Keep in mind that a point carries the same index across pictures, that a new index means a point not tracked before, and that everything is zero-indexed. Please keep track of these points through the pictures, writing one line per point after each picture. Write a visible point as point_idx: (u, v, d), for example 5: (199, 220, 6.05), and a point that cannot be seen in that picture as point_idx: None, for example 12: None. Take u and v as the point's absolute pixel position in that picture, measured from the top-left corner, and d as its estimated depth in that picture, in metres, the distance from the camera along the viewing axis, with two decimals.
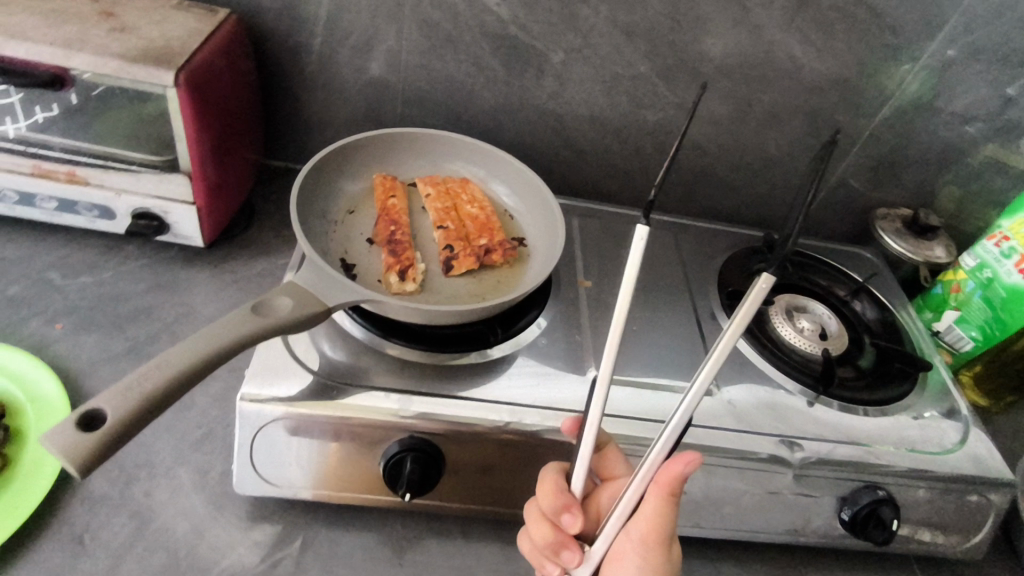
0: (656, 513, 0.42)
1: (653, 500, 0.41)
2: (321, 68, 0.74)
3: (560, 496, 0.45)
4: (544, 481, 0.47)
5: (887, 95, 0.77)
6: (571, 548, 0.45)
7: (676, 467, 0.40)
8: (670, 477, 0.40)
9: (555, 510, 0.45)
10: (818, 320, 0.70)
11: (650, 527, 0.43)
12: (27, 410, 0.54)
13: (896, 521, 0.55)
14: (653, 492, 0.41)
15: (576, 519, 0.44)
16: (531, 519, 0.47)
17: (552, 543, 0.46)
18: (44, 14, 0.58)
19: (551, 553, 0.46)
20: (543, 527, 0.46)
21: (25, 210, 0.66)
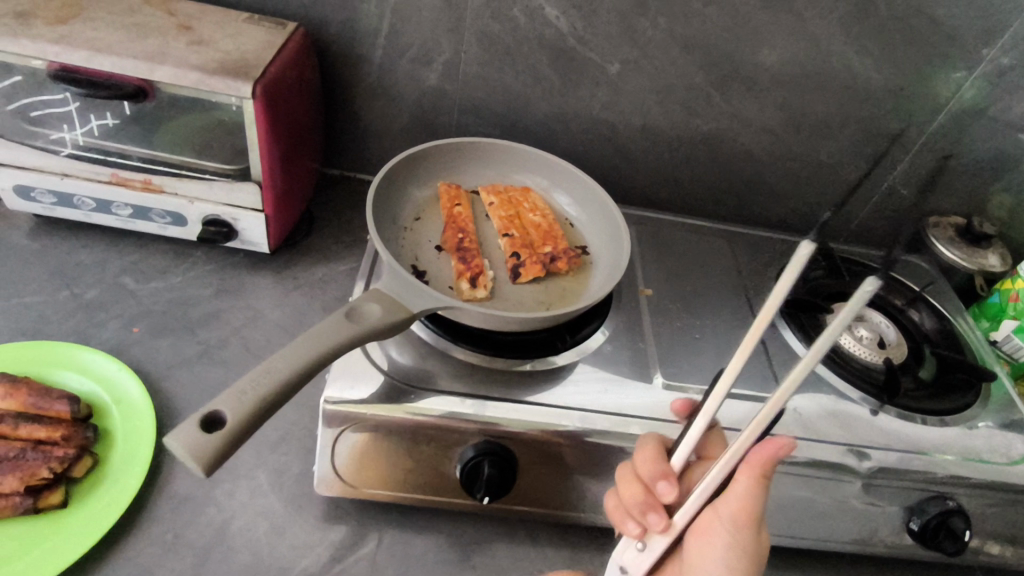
0: (747, 491, 0.42)
1: (747, 475, 0.42)
2: (380, 79, 0.75)
3: (660, 464, 0.46)
4: (646, 449, 0.48)
5: (942, 103, 0.76)
6: (657, 512, 0.44)
7: (772, 449, 0.41)
8: (761, 458, 0.41)
9: (652, 475, 0.45)
10: (876, 329, 0.70)
11: (742, 505, 0.43)
12: (113, 410, 0.56)
13: (967, 532, 0.55)
14: (747, 469, 0.41)
15: (672, 488, 0.43)
16: (625, 480, 0.48)
17: (638, 502, 0.45)
18: (126, 28, 0.60)
19: (635, 512, 0.45)
20: (636, 488, 0.47)
21: (101, 216, 0.69)
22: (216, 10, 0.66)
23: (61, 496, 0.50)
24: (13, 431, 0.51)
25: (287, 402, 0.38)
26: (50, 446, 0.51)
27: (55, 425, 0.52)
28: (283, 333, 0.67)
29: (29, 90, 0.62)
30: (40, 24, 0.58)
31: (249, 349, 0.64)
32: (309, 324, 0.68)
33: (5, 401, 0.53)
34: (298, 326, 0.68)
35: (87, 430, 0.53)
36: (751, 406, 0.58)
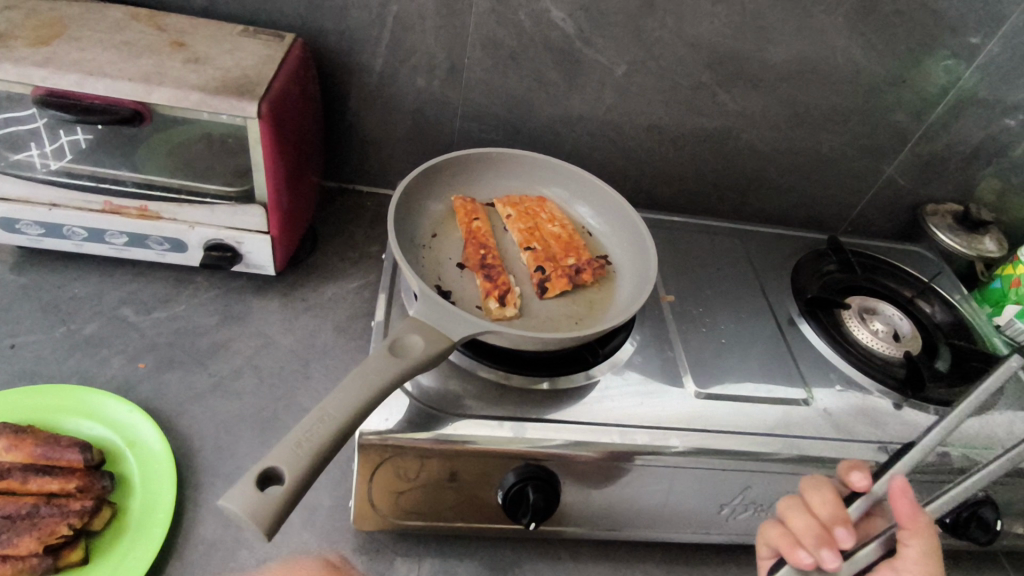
0: (926, 554, 0.43)
1: (919, 537, 0.42)
2: (380, 88, 0.73)
3: (841, 511, 0.46)
4: (824, 492, 0.48)
5: (939, 93, 0.76)
6: (833, 550, 0.44)
7: (902, 498, 0.42)
8: (908, 515, 0.42)
9: (832, 518, 0.46)
10: (890, 322, 0.71)
11: (921, 567, 0.43)
12: (127, 455, 0.53)
13: (997, 519, 0.56)
14: (917, 530, 0.42)
15: (853, 536, 0.44)
16: (792, 512, 0.48)
17: (813, 536, 0.45)
18: (116, 47, 0.57)
19: (810, 545, 0.45)
20: (810, 524, 0.46)
21: (93, 246, 0.65)
22: (207, 22, 0.63)
23: (81, 552, 0.47)
24: (23, 486, 0.48)
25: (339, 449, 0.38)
26: (65, 500, 0.48)
27: (68, 476, 0.49)
28: (297, 359, 0.64)
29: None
30: (22, 46, 0.54)
31: (263, 378, 0.62)
32: (323, 348, 0.66)
33: (9, 453, 0.49)
34: (312, 351, 0.65)
35: (103, 478, 0.50)
36: (783, 410, 0.58)
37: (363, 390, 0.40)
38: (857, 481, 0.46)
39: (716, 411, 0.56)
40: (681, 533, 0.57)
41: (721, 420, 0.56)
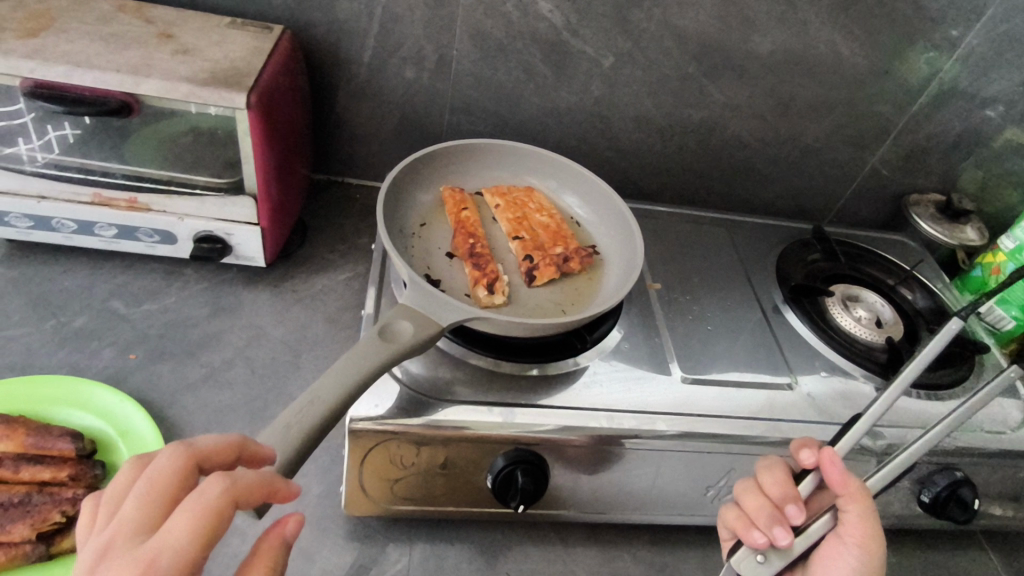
0: (862, 517, 0.44)
1: (855, 502, 0.44)
2: (369, 80, 0.73)
3: (790, 487, 0.46)
4: (773, 470, 0.48)
5: (921, 84, 0.77)
6: (786, 527, 0.44)
7: (830, 465, 0.44)
8: (840, 481, 0.44)
9: (782, 495, 0.46)
10: (873, 309, 0.72)
11: (861, 530, 0.45)
12: (119, 444, 0.54)
13: (976, 499, 0.58)
14: (852, 494, 0.44)
15: (803, 512, 0.44)
16: (745, 493, 0.48)
17: (765, 516, 0.45)
18: (104, 39, 0.57)
19: (762, 523, 0.45)
20: (761, 503, 0.46)
21: (83, 239, 0.65)
22: (196, 14, 0.64)
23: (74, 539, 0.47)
24: (16, 475, 0.49)
25: (331, 430, 0.39)
26: (57, 489, 0.49)
27: (59, 465, 0.50)
28: (288, 350, 0.65)
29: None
30: (10, 38, 0.54)
31: (255, 369, 0.62)
32: (313, 339, 0.66)
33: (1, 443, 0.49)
34: (303, 342, 0.66)
35: (94, 467, 0.51)
36: (767, 395, 0.60)
37: (354, 375, 0.41)
38: (805, 459, 0.46)
39: (701, 396, 0.58)
40: (669, 517, 0.58)
41: (707, 405, 0.57)
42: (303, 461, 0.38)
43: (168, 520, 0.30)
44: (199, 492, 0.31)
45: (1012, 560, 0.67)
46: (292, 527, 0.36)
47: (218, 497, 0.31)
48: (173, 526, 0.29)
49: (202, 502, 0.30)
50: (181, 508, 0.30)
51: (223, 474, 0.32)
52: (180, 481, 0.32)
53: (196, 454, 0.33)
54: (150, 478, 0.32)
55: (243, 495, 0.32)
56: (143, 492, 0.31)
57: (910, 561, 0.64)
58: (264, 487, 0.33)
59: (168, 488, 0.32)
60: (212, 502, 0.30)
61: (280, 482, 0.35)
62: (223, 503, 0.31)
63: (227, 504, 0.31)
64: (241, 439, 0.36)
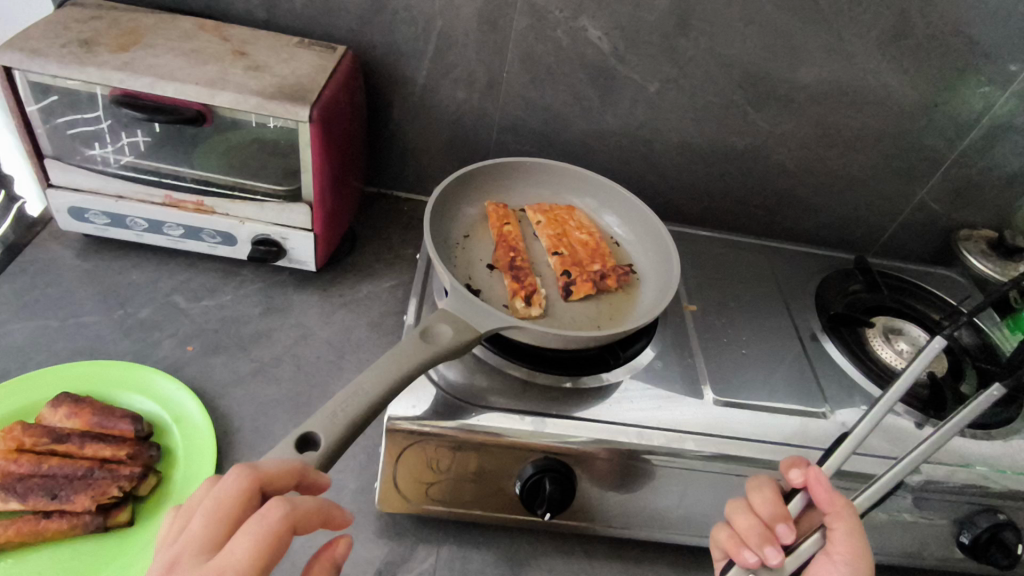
0: (850, 534, 0.44)
1: (841, 519, 0.44)
2: (422, 99, 0.77)
3: (780, 507, 0.46)
4: (763, 490, 0.48)
5: (974, 118, 0.76)
6: (776, 546, 0.44)
7: (818, 483, 0.45)
8: (826, 497, 0.44)
9: (772, 515, 0.46)
10: (915, 342, 0.71)
11: (848, 548, 0.44)
12: (173, 429, 0.57)
13: (1020, 545, 0.56)
14: (837, 511, 0.44)
15: (792, 530, 0.44)
16: (736, 514, 0.48)
17: (755, 535, 0.45)
18: (186, 54, 0.62)
19: (753, 543, 0.45)
20: (752, 522, 0.46)
21: (152, 236, 0.70)
22: (268, 34, 0.69)
23: (129, 514, 0.51)
24: (80, 450, 0.52)
25: (372, 422, 0.42)
26: (115, 465, 0.52)
27: (119, 443, 0.53)
28: (332, 351, 0.68)
29: (65, 108, 0.62)
30: (104, 52, 0.60)
31: (300, 367, 0.65)
32: (356, 342, 0.69)
33: (69, 420, 0.54)
34: (346, 344, 0.69)
35: (150, 448, 0.54)
36: (801, 421, 0.59)
37: (396, 372, 0.44)
38: (795, 479, 0.46)
39: (734, 419, 0.58)
40: (695, 538, 0.58)
41: (739, 428, 0.57)
42: (346, 449, 0.40)
43: (232, 540, 0.32)
44: (261, 516, 0.33)
45: None
46: (342, 550, 0.39)
47: (277, 522, 0.33)
48: (236, 547, 0.32)
49: (263, 526, 0.33)
50: (243, 529, 0.33)
51: (283, 499, 0.34)
52: (243, 503, 0.34)
53: (258, 476, 0.36)
54: (218, 498, 0.34)
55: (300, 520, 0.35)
56: (211, 511, 0.34)
57: None
58: (317, 515, 0.36)
59: (231, 509, 0.34)
60: (274, 526, 0.33)
61: (333, 511, 0.38)
62: (282, 528, 0.34)
63: (285, 530, 0.34)
64: (302, 464, 0.38)
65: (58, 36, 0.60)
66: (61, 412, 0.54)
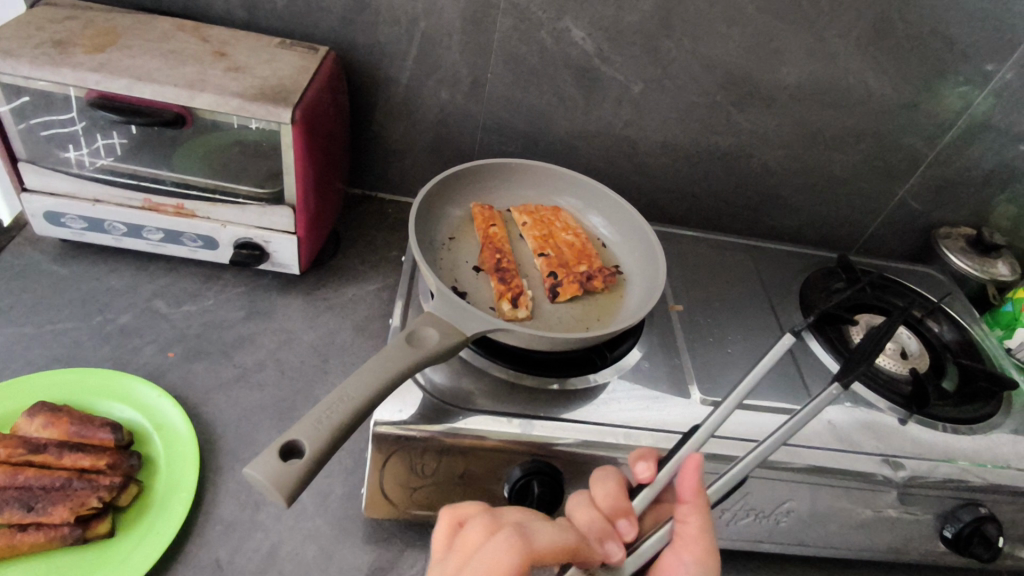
0: (700, 529, 0.44)
1: (696, 510, 0.43)
2: (406, 100, 0.76)
3: (622, 501, 0.45)
4: (606, 482, 0.47)
5: (952, 118, 0.77)
6: (618, 543, 0.43)
7: (687, 471, 0.44)
8: (690, 488, 0.44)
9: (613, 508, 0.45)
10: (898, 340, 0.72)
11: (696, 544, 0.44)
12: (154, 437, 0.56)
13: (999, 536, 0.57)
14: (694, 503, 0.43)
15: (633, 526, 0.44)
16: (575, 508, 0.46)
17: (595, 531, 0.44)
18: (164, 55, 0.61)
19: (590, 540, 0.43)
20: (592, 517, 0.45)
21: (131, 241, 0.69)
22: (248, 34, 0.68)
23: (109, 525, 0.49)
24: (58, 460, 0.51)
25: (357, 429, 0.41)
26: (95, 476, 0.51)
27: (99, 453, 0.52)
28: (316, 355, 0.67)
29: (38, 110, 0.61)
30: (79, 53, 0.59)
31: (284, 371, 0.65)
32: (341, 345, 0.68)
33: (47, 429, 0.52)
34: (331, 348, 0.68)
35: (131, 457, 0.53)
36: (786, 419, 0.60)
37: (380, 376, 0.43)
38: (640, 471, 0.46)
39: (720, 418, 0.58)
40: None
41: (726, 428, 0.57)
42: (331, 456, 0.40)
43: None
44: None
45: None
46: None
47: None
48: None
49: None
50: None
51: None
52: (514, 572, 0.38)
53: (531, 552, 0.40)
54: (498, 559, 0.38)
55: (541, 552, 0.40)
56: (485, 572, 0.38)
57: None
58: None
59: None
60: (518, 560, 0.39)
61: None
62: None
63: None
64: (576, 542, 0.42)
65: (30, 37, 0.59)
66: (38, 422, 0.52)
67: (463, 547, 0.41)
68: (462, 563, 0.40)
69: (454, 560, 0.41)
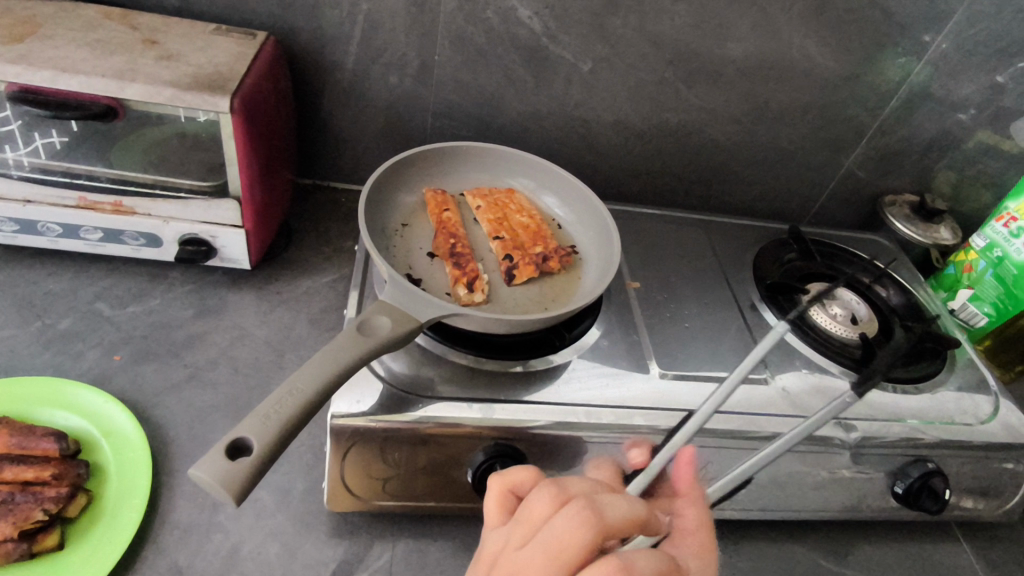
0: (698, 518, 0.44)
1: (692, 502, 0.44)
2: (352, 86, 0.74)
3: (616, 483, 0.46)
4: (602, 466, 0.48)
5: (892, 88, 0.79)
6: None
7: (683, 465, 0.45)
8: (685, 479, 0.44)
9: (605, 486, 0.45)
10: (848, 306, 0.74)
11: (697, 537, 0.43)
12: (102, 444, 0.54)
13: (947, 489, 0.59)
14: (689, 493, 0.44)
15: (624, 510, 0.43)
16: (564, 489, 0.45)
17: None
18: (89, 44, 0.58)
19: None
20: (583, 491, 0.45)
21: (68, 242, 0.65)
22: (181, 21, 0.65)
23: (57, 537, 0.48)
24: None
25: (308, 423, 0.40)
26: (40, 487, 0.49)
27: (42, 464, 0.50)
28: (271, 350, 0.65)
29: None
30: None
31: (238, 369, 0.63)
32: (297, 339, 0.67)
33: None
34: (287, 342, 0.66)
35: (78, 466, 0.51)
36: (743, 388, 0.61)
37: (331, 367, 0.42)
38: (636, 455, 0.52)
39: (679, 392, 0.59)
40: None
41: (684, 400, 0.58)
42: (282, 452, 0.39)
43: None
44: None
45: (986, 551, 0.68)
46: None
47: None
48: None
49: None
50: None
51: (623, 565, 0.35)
52: (586, 551, 0.36)
53: (604, 527, 0.36)
54: (565, 539, 0.35)
55: (613, 525, 0.36)
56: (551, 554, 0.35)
57: (883, 552, 0.66)
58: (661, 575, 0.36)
59: (573, 556, 0.35)
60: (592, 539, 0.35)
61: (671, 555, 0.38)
62: None
63: None
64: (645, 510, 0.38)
65: None
66: None
67: (527, 520, 0.38)
68: (529, 537, 0.38)
69: (520, 530, 0.39)
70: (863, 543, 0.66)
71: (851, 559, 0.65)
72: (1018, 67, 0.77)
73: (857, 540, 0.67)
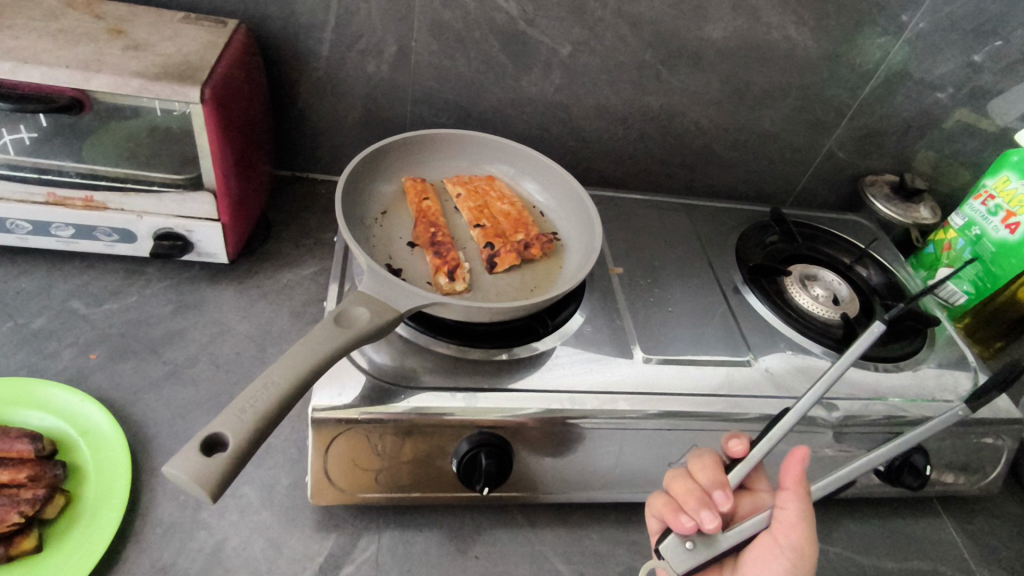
0: (799, 515, 0.47)
1: (796, 497, 0.47)
2: (329, 75, 0.73)
3: (720, 474, 0.49)
4: (703, 457, 0.50)
5: (872, 68, 0.79)
6: (712, 511, 0.46)
7: (793, 462, 0.48)
8: (793, 475, 0.48)
9: (712, 482, 0.48)
10: (829, 287, 0.74)
11: (796, 532, 0.47)
12: (80, 444, 0.53)
13: (927, 466, 0.60)
14: (793, 489, 0.47)
15: (729, 499, 0.47)
16: (674, 480, 0.50)
17: (694, 499, 0.47)
18: (52, 34, 0.56)
19: (690, 508, 0.47)
20: (691, 488, 0.48)
21: (39, 239, 0.64)
22: (148, 10, 0.63)
23: (35, 540, 0.47)
24: None
25: (285, 415, 0.40)
26: (15, 490, 0.48)
27: (18, 466, 0.49)
28: (252, 345, 0.64)
29: None
30: None
31: (219, 365, 0.62)
32: (278, 333, 0.66)
33: None
34: (268, 336, 0.66)
35: (55, 467, 0.50)
36: (727, 371, 0.61)
37: (308, 358, 0.42)
38: (734, 446, 0.50)
39: (663, 375, 0.59)
40: (633, 494, 0.59)
41: (669, 384, 0.58)
42: (258, 446, 0.38)
43: None
44: None
45: (968, 524, 0.70)
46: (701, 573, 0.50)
47: None
48: None
49: None
50: None
51: None
52: None
53: None
54: None
55: None
56: None
57: (869, 529, 0.67)
58: None
59: None
60: None
61: None
62: None
63: None
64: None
65: None
66: None
67: None
68: None
69: None
70: (849, 521, 0.67)
71: (837, 537, 0.66)
72: (995, 45, 0.77)
73: (843, 518, 0.67)
